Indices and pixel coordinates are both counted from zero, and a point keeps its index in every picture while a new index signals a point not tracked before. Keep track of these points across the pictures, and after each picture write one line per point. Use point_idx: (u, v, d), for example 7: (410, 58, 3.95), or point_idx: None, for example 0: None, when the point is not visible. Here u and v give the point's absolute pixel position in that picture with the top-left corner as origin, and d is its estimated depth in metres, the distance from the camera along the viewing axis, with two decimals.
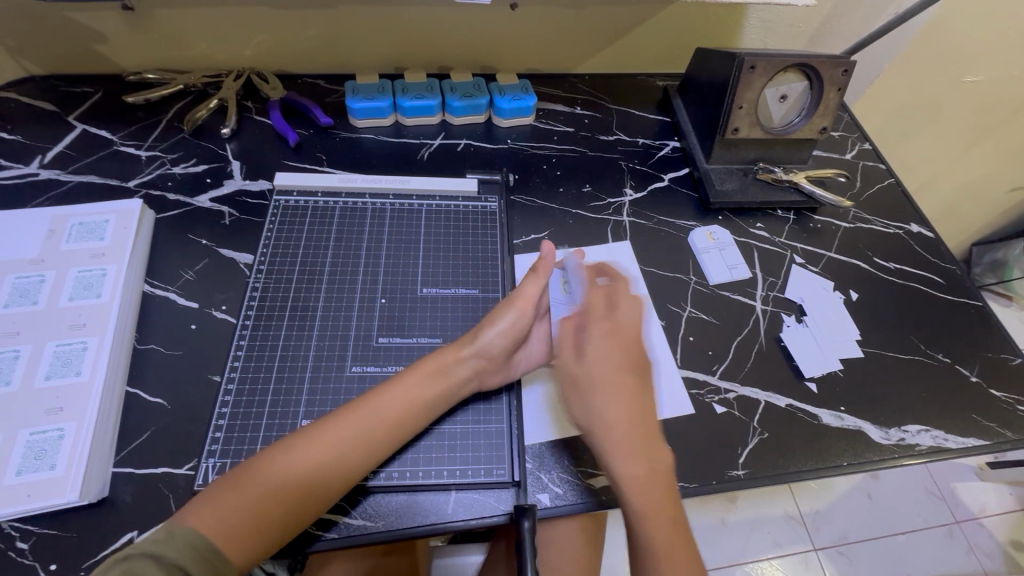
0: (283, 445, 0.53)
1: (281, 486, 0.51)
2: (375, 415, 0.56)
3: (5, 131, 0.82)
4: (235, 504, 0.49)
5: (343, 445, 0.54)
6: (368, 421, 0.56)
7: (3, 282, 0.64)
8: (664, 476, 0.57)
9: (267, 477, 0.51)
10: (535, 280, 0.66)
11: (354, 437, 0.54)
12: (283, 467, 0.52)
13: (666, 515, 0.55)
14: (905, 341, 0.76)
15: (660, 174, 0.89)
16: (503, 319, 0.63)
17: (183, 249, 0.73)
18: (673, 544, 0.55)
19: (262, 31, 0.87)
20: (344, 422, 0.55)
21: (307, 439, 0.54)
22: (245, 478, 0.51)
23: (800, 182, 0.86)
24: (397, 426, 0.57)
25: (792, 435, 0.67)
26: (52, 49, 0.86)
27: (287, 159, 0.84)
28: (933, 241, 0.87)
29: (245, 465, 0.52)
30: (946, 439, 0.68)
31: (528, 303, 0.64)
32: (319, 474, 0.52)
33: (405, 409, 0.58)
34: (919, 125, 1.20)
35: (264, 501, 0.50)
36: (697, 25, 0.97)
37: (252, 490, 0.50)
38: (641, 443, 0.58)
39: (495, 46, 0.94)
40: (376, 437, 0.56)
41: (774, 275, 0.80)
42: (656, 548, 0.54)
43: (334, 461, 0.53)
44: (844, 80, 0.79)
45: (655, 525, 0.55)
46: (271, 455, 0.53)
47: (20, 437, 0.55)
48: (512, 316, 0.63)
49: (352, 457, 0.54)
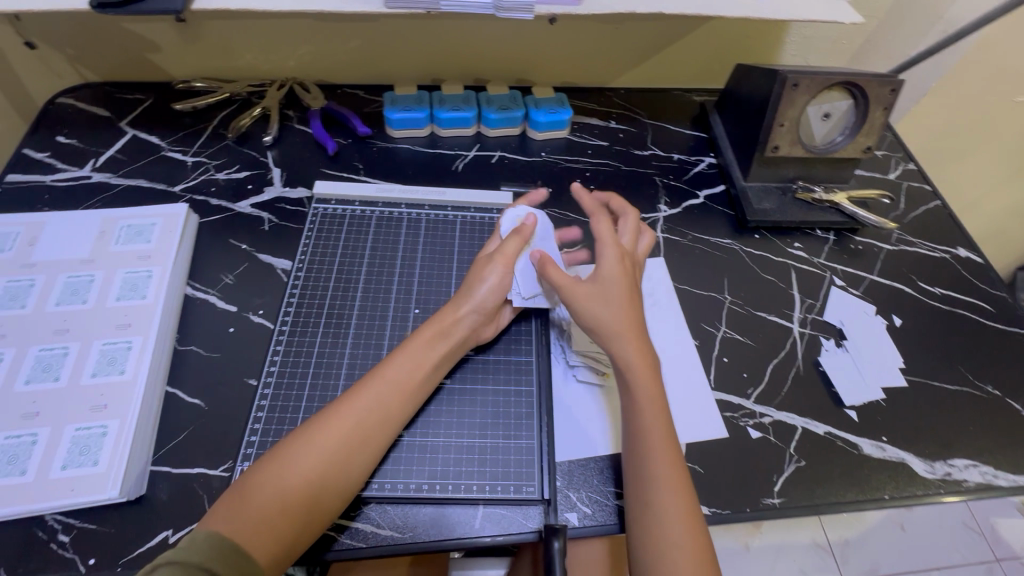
0: (305, 430, 0.54)
1: (305, 474, 0.51)
2: (388, 386, 0.57)
3: (63, 135, 0.86)
4: (261, 494, 0.50)
5: (363, 419, 0.55)
6: (383, 394, 0.57)
7: (55, 281, 0.67)
8: (658, 391, 0.59)
9: (291, 470, 0.51)
10: (516, 239, 0.66)
11: (370, 410, 0.56)
12: (306, 453, 0.52)
13: (662, 429, 0.57)
14: (951, 370, 0.73)
15: (695, 191, 0.88)
16: (491, 274, 0.65)
17: (224, 253, 0.75)
18: (671, 454, 0.56)
19: (306, 43, 0.89)
20: (360, 396, 0.56)
21: (325, 424, 0.54)
22: (271, 466, 0.52)
23: (841, 202, 0.83)
24: (409, 392, 0.58)
25: (830, 465, 0.64)
26: (108, 58, 0.89)
27: (325, 167, 0.85)
28: (982, 267, 0.84)
29: (266, 463, 0.52)
30: (995, 476, 0.65)
31: (509, 255, 0.65)
32: (342, 452, 0.53)
33: (415, 377, 0.59)
34: (966, 145, 1.16)
35: (292, 490, 0.50)
36: (737, 40, 0.96)
37: (279, 483, 0.51)
38: (649, 366, 0.60)
39: (531, 59, 0.95)
40: (393, 408, 0.57)
41: (812, 297, 0.78)
42: (654, 459, 0.55)
43: (355, 435, 0.54)
44: (891, 99, 0.77)
45: (654, 439, 0.56)
46: (292, 444, 0.53)
47: (66, 432, 0.57)
48: (495, 270, 0.65)
49: (371, 428, 0.55)
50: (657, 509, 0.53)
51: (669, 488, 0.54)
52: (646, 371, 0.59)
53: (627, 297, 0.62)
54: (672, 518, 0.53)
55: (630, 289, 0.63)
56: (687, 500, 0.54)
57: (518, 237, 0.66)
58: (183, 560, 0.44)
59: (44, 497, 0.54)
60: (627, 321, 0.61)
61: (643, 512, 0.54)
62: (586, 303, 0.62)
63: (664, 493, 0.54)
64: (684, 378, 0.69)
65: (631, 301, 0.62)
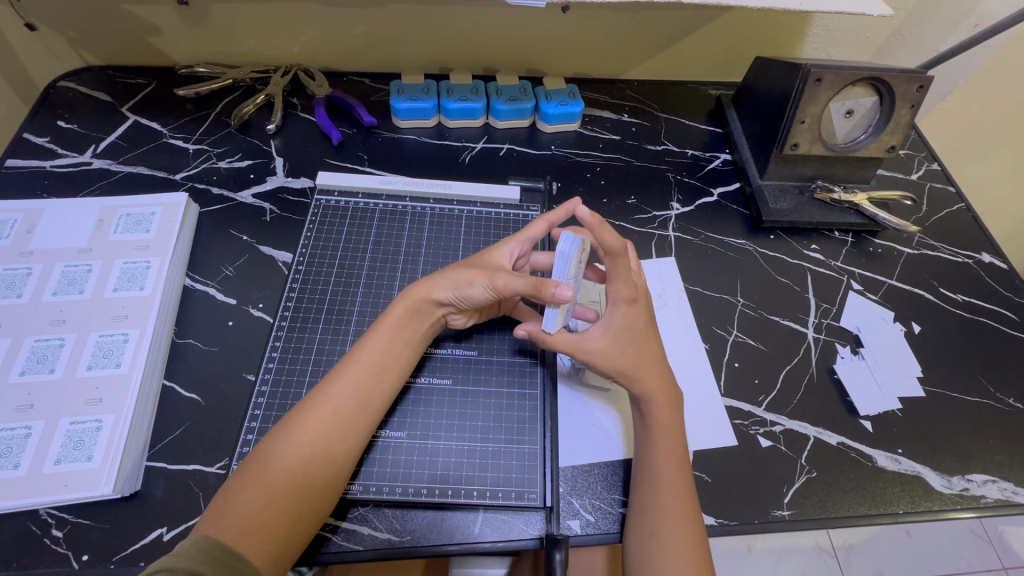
0: (283, 426, 0.53)
1: (288, 470, 0.50)
2: (363, 371, 0.55)
3: (63, 119, 0.84)
4: (244, 494, 0.49)
5: (342, 408, 0.53)
6: (360, 379, 0.55)
7: (52, 270, 0.66)
8: (676, 417, 0.58)
9: (275, 466, 0.50)
10: (525, 284, 0.55)
11: (349, 400, 0.54)
12: (285, 449, 0.51)
13: (673, 452, 0.56)
14: (972, 381, 0.70)
15: (709, 188, 0.85)
16: (475, 290, 0.58)
17: (225, 244, 0.74)
18: (681, 480, 0.55)
19: (311, 28, 0.86)
20: (336, 384, 0.54)
21: (304, 416, 0.52)
22: (251, 468, 0.50)
23: (862, 203, 0.80)
24: (384, 375, 0.56)
25: (843, 478, 0.62)
26: (110, 40, 0.87)
27: (329, 158, 0.83)
28: (1007, 274, 0.80)
29: (250, 460, 0.51)
30: (1015, 492, 0.63)
31: (505, 282, 0.57)
32: (323, 442, 0.52)
33: (390, 359, 0.57)
34: (992, 145, 1.12)
35: (277, 487, 0.49)
36: (757, 32, 0.92)
37: (263, 481, 0.49)
38: (666, 395, 0.58)
39: (543, 49, 0.92)
40: (372, 394, 0.55)
41: (829, 302, 0.76)
42: (665, 485, 0.54)
43: (334, 423, 0.53)
44: (918, 96, 0.74)
45: (666, 465, 0.55)
46: (273, 439, 0.52)
47: (61, 425, 0.56)
48: (480, 280, 0.58)
49: (351, 419, 0.53)
50: (660, 530, 0.52)
51: (675, 512, 0.53)
52: (667, 399, 0.58)
53: (643, 337, 0.59)
54: (674, 539, 0.52)
55: (650, 328, 0.60)
56: (694, 523, 0.53)
57: (531, 286, 0.55)
58: (173, 566, 0.42)
59: (38, 492, 0.53)
60: (644, 360, 0.59)
61: (647, 533, 0.53)
62: (595, 349, 0.58)
63: (670, 516, 0.53)
64: (693, 384, 0.67)
65: (648, 340, 0.60)
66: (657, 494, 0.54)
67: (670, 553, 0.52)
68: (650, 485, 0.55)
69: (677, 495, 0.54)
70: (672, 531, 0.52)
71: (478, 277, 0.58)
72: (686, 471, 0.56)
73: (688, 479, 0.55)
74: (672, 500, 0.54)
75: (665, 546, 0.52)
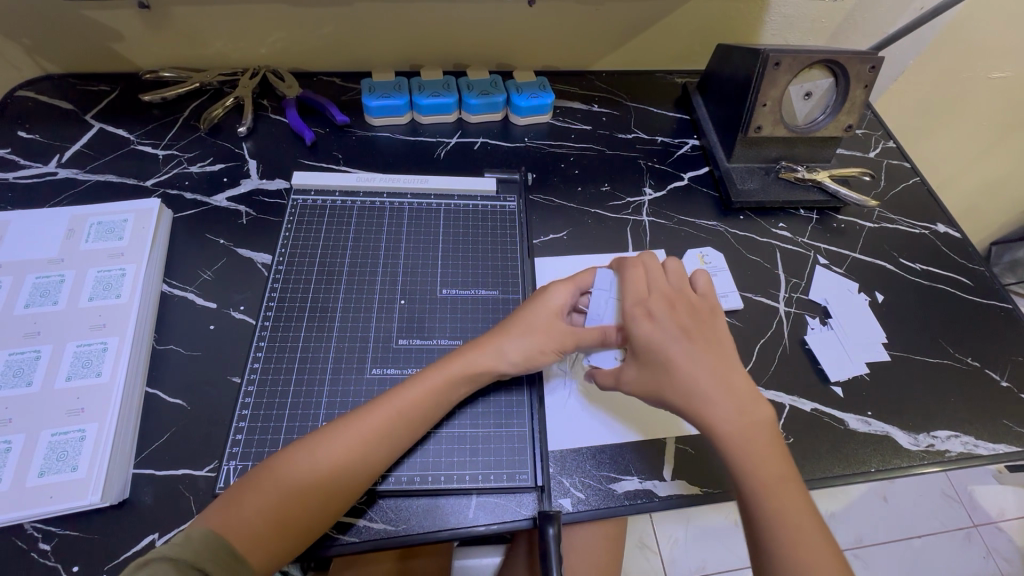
0: (304, 441, 0.54)
1: (299, 485, 0.51)
2: (393, 407, 0.56)
3: (23, 129, 0.82)
4: (252, 507, 0.49)
5: (370, 437, 0.54)
6: (387, 417, 0.55)
7: (23, 282, 0.64)
8: (755, 398, 0.56)
9: (286, 479, 0.51)
10: (596, 335, 0.62)
11: (375, 429, 0.54)
12: (303, 464, 0.51)
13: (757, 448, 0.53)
14: (932, 344, 0.74)
15: (680, 173, 0.88)
16: (548, 354, 0.61)
17: (202, 249, 0.73)
18: (802, 515, 0.49)
19: (278, 29, 0.86)
20: (364, 417, 0.55)
21: (323, 437, 0.53)
22: (265, 478, 0.51)
23: (824, 180, 0.84)
24: (415, 413, 0.56)
25: (818, 442, 0.65)
26: (68, 48, 0.86)
27: (304, 158, 0.83)
28: (960, 242, 0.85)
29: (262, 469, 0.52)
30: (976, 445, 0.67)
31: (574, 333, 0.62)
32: (340, 470, 0.52)
33: (424, 399, 0.57)
34: (943, 123, 1.17)
35: (285, 502, 0.50)
36: (717, 21, 0.95)
37: (271, 491, 0.50)
38: (762, 441, 0.53)
39: (510, 44, 0.93)
40: (398, 429, 0.55)
41: (797, 277, 0.79)
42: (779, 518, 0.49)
43: (354, 454, 0.53)
44: (871, 77, 0.78)
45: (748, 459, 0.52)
46: (287, 452, 0.53)
47: (42, 437, 0.55)
48: (550, 343, 0.61)
49: (370, 447, 0.53)
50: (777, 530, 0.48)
51: (786, 505, 0.50)
52: (756, 442, 0.53)
53: (703, 351, 0.57)
54: (801, 540, 0.48)
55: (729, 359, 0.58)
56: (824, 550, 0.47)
57: (598, 335, 0.62)
58: (176, 556, 0.44)
59: (23, 505, 0.52)
60: (732, 392, 0.55)
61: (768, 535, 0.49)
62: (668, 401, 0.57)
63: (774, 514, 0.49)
64: None
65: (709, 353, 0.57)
66: (753, 496, 0.51)
67: (804, 556, 0.47)
68: (754, 486, 0.51)
69: (782, 491, 0.50)
70: (795, 535, 0.48)
71: (549, 341, 0.61)
72: (785, 455, 0.53)
73: (782, 468, 0.52)
74: (776, 494, 0.50)
75: (800, 548, 0.47)
